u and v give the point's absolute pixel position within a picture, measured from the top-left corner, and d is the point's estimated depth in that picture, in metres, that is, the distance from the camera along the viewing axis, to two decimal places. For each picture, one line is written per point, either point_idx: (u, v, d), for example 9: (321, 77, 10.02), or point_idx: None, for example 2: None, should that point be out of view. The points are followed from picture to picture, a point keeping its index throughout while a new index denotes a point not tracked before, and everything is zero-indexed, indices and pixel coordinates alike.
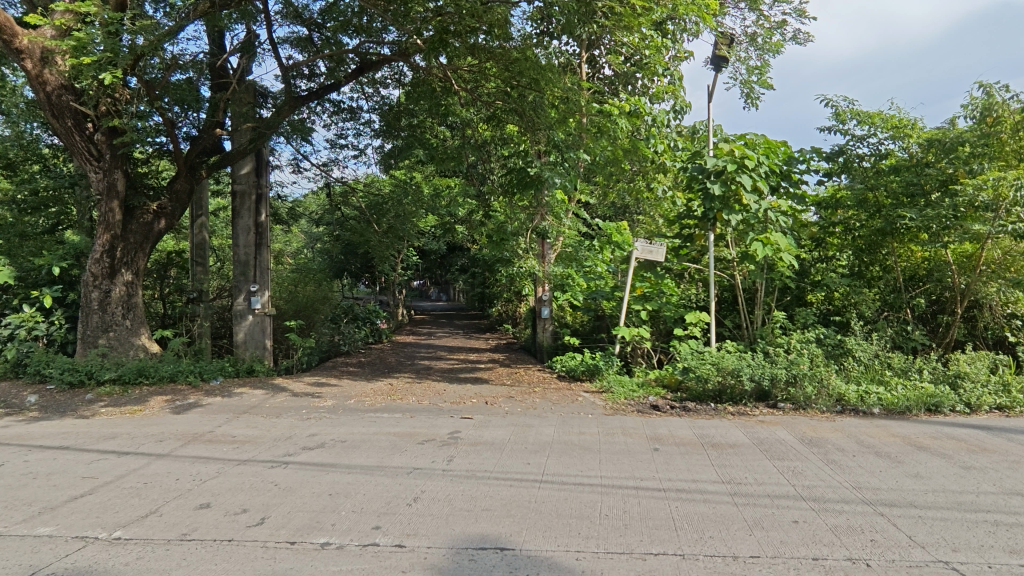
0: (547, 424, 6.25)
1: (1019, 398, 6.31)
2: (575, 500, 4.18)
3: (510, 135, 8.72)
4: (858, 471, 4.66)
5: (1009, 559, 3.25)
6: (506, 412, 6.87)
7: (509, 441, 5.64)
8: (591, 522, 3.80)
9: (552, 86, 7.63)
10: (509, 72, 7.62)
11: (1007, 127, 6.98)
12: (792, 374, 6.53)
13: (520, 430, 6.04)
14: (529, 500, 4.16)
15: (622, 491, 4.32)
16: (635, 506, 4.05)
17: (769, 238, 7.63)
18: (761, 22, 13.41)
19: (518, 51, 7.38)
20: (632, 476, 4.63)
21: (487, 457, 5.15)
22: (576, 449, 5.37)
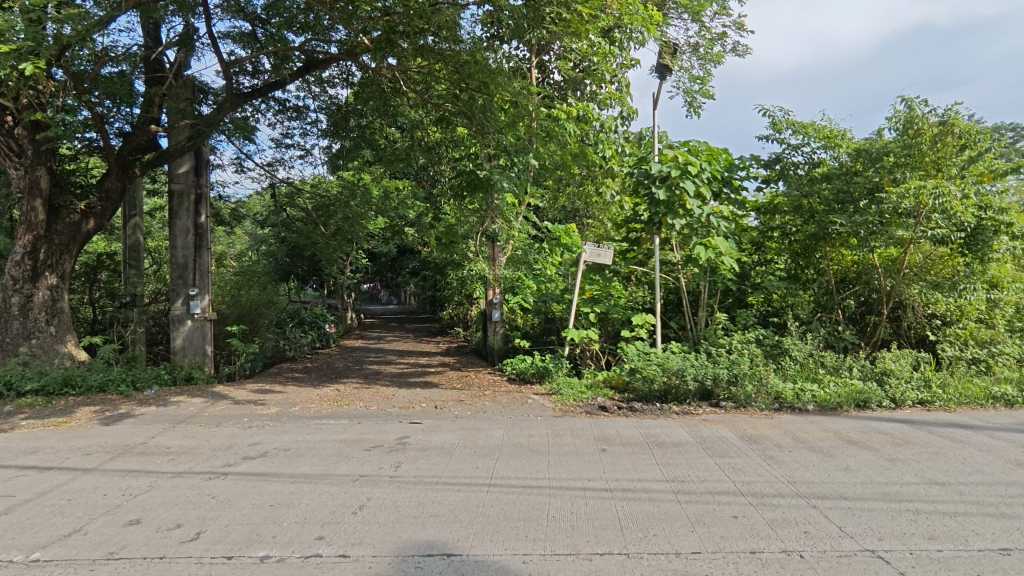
0: (497, 427, 6.22)
1: (939, 393, 6.65)
2: (523, 502, 4.17)
3: (462, 138, 8.68)
4: (794, 466, 4.84)
5: (928, 546, 3.43)
6: (455, 416, 6.80)
7: (458, 446, 5.57)
8: (539, 524, 3.79)
9: (502, 89, 7.47)
10: (458, 75, 7.55)
11: (926, 138, 7.34)
12: (733, 373, 6.77)
13: (470, 434, 5.99)
14: (477, 505, 4.12)
15: (569, 493, 4.33)
16: (582, 506, 4.07)
17: (711, 243, 7.90)
18: (703, 33, 13.82)
19: (468, 54, 7.30)
20: (580, 477, 4.65)
21: (436, 462, 5.07)
22: (526, 451, 5.37)
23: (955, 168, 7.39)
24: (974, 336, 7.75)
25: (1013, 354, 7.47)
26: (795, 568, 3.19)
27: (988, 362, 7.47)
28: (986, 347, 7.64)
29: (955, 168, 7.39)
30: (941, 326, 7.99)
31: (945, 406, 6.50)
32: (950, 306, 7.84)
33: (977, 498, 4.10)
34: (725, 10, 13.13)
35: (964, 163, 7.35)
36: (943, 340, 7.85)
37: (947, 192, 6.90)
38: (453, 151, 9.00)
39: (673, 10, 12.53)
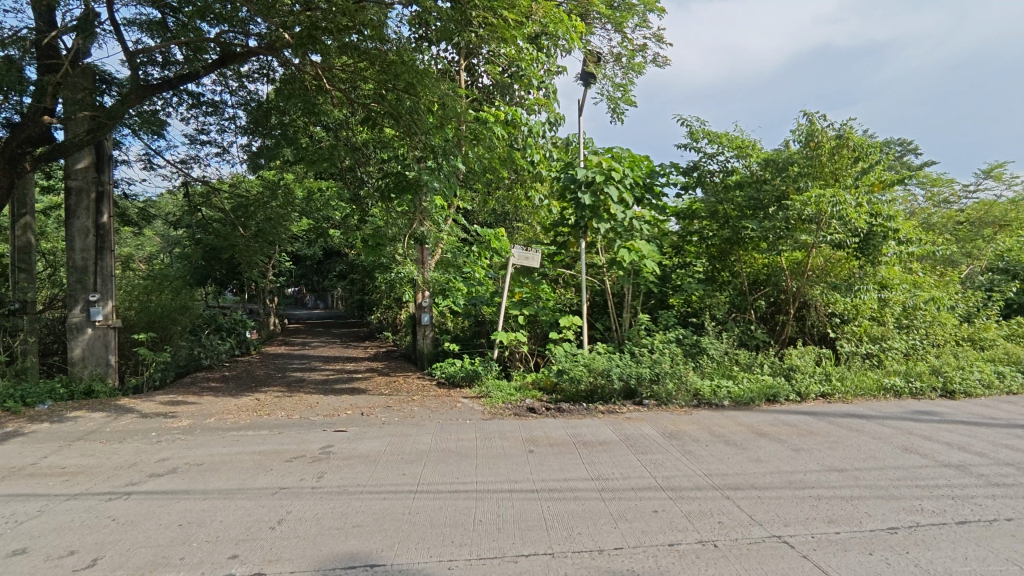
0: (425, 432, 6.12)
1: (838, 385, 7.16)
2: (450, 508, 4.10)
3: (388, 138, 8.33)
4: (710, 459, 5.06)
5: (828, 528, 3.67)
6: (382, 422, 6.63)
7: (384, 453, 5.43)
8: (465, 529, 3.74)
9: (428, 92, 7.38)
10: (382, 75, 7.39)
11: (825, 151, 7.86)
12: (655, 372, 7.03)
13: (397, 440, 5.85)
14: (402, 512, 4.02)
15: (496, 496, 4.32)
16: (508, 509, 4.06)
17: (634, 246, 8.14)
18: (626, 43, 14.25)
19: (394, 54, 7.13)
20: (507, 479, 4.65)
21: (361, 471, 4.91)
22: (454, 456, 5.30)
23: (851, 178, 7.98)
24: (868, 332, 8.38)
25: (900, 348, 8.18)
26: (710, 558, 3.32)
27: (879, 357, 8.14)
28: (878, 343, 8.30)
29: (850, 179, 8.00)
30: (841, 324, 8.58)
31: (844, 398, 7.02)
32: (847, 305, 8.42)
33: (870, 483, 4.43)
34: (646, 23, 13.61)
35: (858, 173, 7.96)
36: (841, 337, 8.46)
37: (843, 201, 7.46)
38: (378, 152, 8.56)
39: (597, 20, 12.85)
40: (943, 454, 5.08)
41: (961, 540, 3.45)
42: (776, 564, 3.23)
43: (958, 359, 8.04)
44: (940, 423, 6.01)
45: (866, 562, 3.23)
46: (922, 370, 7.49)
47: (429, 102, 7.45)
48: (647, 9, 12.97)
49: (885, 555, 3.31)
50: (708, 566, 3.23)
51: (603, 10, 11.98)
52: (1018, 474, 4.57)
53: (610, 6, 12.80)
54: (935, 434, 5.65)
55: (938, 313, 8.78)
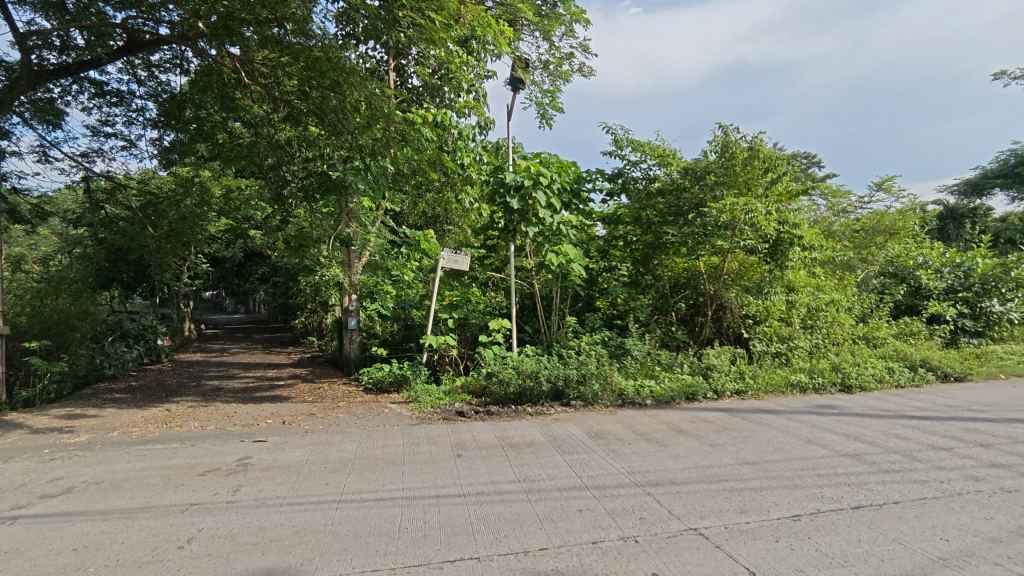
0: (350, 440, 5.93)
1: (750, 383, 7.59)
2: (375, 516, 4.00)
3: (314, 137, 8.01)
4: (632, 457, 5.22)
5: (740, 519, 3.87)
6: (305, 431, 6.38)
7: (306, 462, 5.22)
8: (390, 538, 3.66)
9: (355, 90, 7.09)
10: (306, 72, 7.14)
11: (739, 161, 8.25)
12: (582, 373, 7.19)
13: (321, 448, 5.64)
14: (324, 523, 3.88)
15: (423, 502, 4.25)
16: (435, 515, 4.00)
17: (561, 250, 8.28)
18: (553, 51, 14.49)
19: (320, 50, 6.82)
20: (434, 484, 4.60)
21: (281, 482, 4.70)
22: (380, 463, 5.17)
23: (762, 187, 8.41)
24: (777, 333, 8.91)
25: (805, 347, 8.75)
26: (630, 553, 3.42)
27: (786, 355, 8.67)
28: (786, 343, 8.85)
29: (761, 189, 8.41)
30: (753, 324, 9.11)
31: (756, 395, 7.44)
32: (759, 307, 8.92)
33: (778, 474, 4.72)
34: (572, 33, 13.89)
35: (768, 183, 8.39)
36: (753, 337, 8.95)
37: (755, 209, 7.88)
38: (303, 150, 8.20)
39: (526, 28, 12.97)
40: (841, 445, 5.49)
41: (855, 524, 3.74)
42: (691, 556, 3.37)
43: (855, 356, 8.73)
44: (839, 416, 6.50)
45: (773, 549, 3.42)
46: (823, 367, 8.07)
47: (355, 101, 7.24)
48: (573, 19, 13.23)
49: (789, 541, 3.52)
50: (628, 561, 3.32)
51: (531, 17, 12.11)
52: (903, 460, 5.01)
53: (538, 13, 12.96)
54: (834, 426, 6.10)
55: (838, 314, 9.49)
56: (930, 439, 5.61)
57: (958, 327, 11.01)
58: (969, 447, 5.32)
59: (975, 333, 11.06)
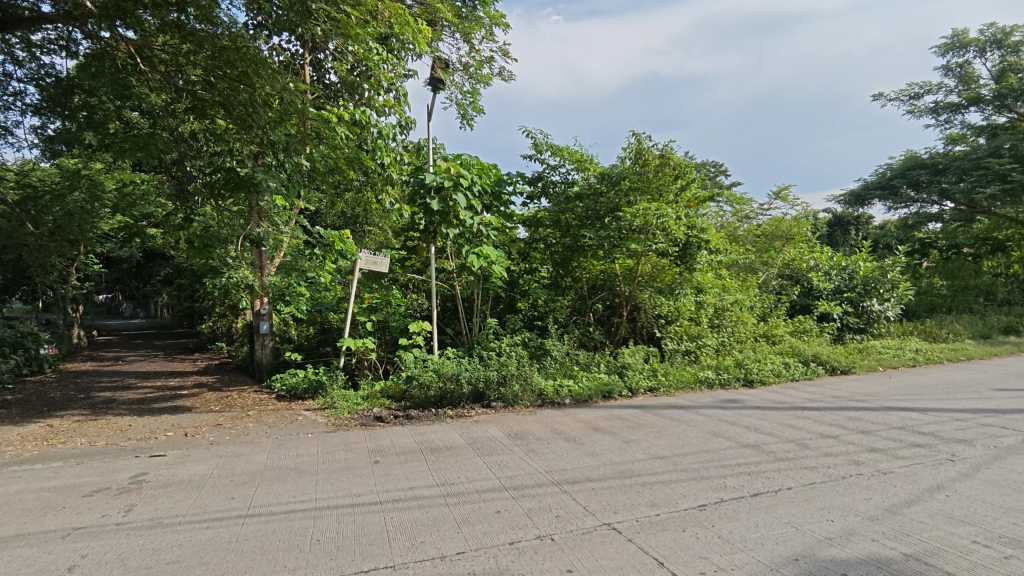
0: (259, 451, 5.61)
1: (663, 380, 7.92)
2: (284, 529, 3.80)
3: (221, 130, 7.41)
4: (550, 456, 5.28)
5: (651, 512, 4.01)
6: (210, 442, 5.97)
7: (210, 476, 4.88)
8: (299, 552, 3.48)
9: (263, 80, 6.54)
10: (210, 61, 6.59)
11: (652, 168, 8.58)
12: (502, 375, 7.21)
13: (227, 461, 5.30)
14: (228, 541, 3.63)
15: (336, 512, 4.08)
16: (349, 524, 3.86)
17: (482, 252, 8.28)
18: (473, 54, 14.44)
19: (227, 38, 6.33)
20: (349, 493, 4.43)
21: (179, 499, 4.35)
22: (292, 473, 4.93)
23: (672, 194, 8.83)
24: (687, 332, 9.36)
25: (712, 345, 9.23)
26: (546, 551, 3.45)
27: (695, 352, 9.10)
28: (695, 341, 9.30)
29: (672, 195, 8.84)
30: (665, 324, 9.52)
31: (667, 391, 7.76)
32: (670, 307, 9.34)
33: (686, 466, 4.94)
34: (492, 37, 13.90)
35: (678, 190, 8.82)
36: (665, 336, 9.33)
37: (666, 214, 8.24)
38: (209, 145, 7.63)
39: (446, 29, 12.84)
40: (744, 436, 5.83)
41: (753, 510, 3.97)
42: (605, 550, 3.44)
43: (755, 353, 9.33)
44: (742, 409, 6.91)
45: (680, 538, 3.57)
46: (729, 365, 8.57)
47: (265, 95, 6.70)
48: (493, 23, 13.24)
49: (695, 530, 3.68)
50: (544, 560, 3.34)
51: (451, 18, 11.98)
52: (796, 448, 5.39)
53: (458, 15, 12.85)
54: (738, 419, 6.47)
55: (741, 313, 10.12)
56: (820, 428, 6.08)
57: (843, 324, 12.03)
58: (852, 434, 5.82)
59: (858, 329, 12.14)
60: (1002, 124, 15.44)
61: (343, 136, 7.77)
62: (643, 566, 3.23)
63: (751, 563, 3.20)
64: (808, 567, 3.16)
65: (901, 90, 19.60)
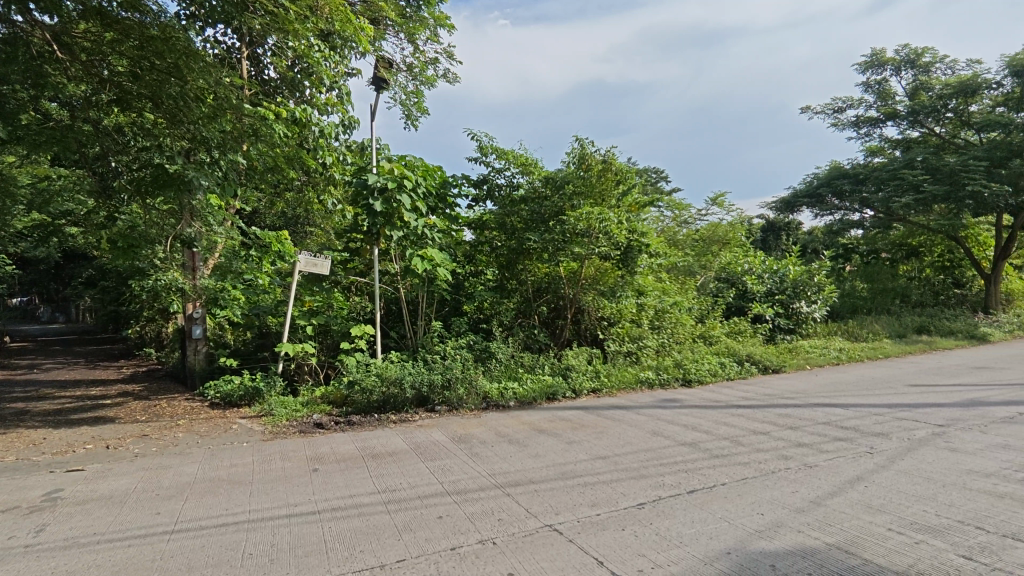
0: (189, 462, 5.32)
1: (605, 381, 8.06)
2: (215, 544, 3.60)
3: (150, 124, 6.87)
4: (493, 459, 5.26)
5: (592, 512, 4.05)
6: (134, 455, 5.61)
7: (134, 491, 4.58)
8: (230, 567, 3.31)
9: (197, 76, 6.16)
10: (138, 51, 6.11)
11: (594, 173, 8.73)
12: (447, 379, 7.13)
13: (153, 474, 4.99)
14: (151, 559, 3.41)
15: (271, 523, 3.91)
16: (285, 536, 3.71)
17: (427, 255, 8.18)
18: (418, 55, 14.26)
19: (156, 29, 5.91)
20: (285, 503, 4.26)
21: (98, 516, 4.06)
22: (224, 484, 4.69)
23: (615, 199, 9.00)
24: (629, 333, 9.57)
25: (653, 346, 9.48)
26: (488, 556, 3.42)
27: (636, 354, 9.32)
28: (636, 342, 9.52)
29: (614, 200, 9.00)
30: (607, 326, 9.69)
31: (609, 392, 7.89)
32: (612, 309, 9.55)
33: (626, 466, 5.03)
34: (437, 38, 13.77)
35: (620, 195, 9.00)
36: (608, 337, 9.50)
37: (608, 218, 8.39)
38: (137, 139, 7.04)
39: (389, 29, 12.61)
40: (682, 435, 5.99)
41: (689, 507, 4.08)
42: (546, 552, 3.45)
43: (693, 353, 9.64)
44: (680, 408, 7.12)
45: (620, 537, 3.62)
46: (668, 365, 8.81)
47: (198, 89, 6.27)
48: (438, 24, 13.12)
49: (633, 528, 3.74)
50: (485, 564, 3.31)
51: (396, 18, 11.80)
52: (730, 445, 5.59)
53: (403, 15, 12.66)
54: (676, 418, 6.66)
55: (679, 315, 10.43)
56: (752, 425, 6.33)
57: (775, 325, 12.62)
58: (781, 430, 6.09)
59: (788, 330, 12.74)
60: (915, 139, 16.60)
61: (282, 133, 7.47)
62: (582, 566, 3.26)
63: (686, 559, 3.28)
64: (739, 559, 3.26)
65: (826, 104, 20.71)
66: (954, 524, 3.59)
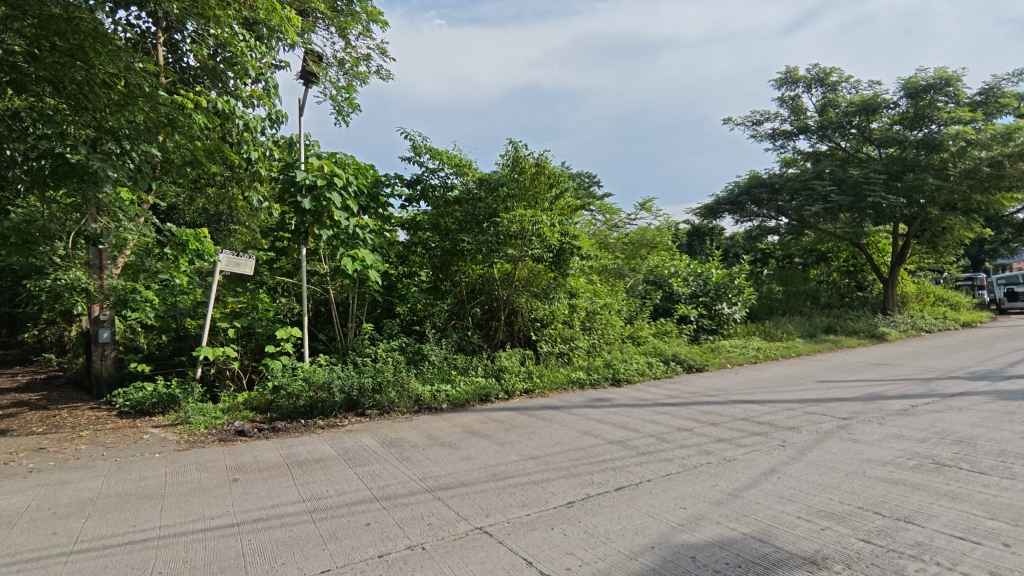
0: (93, 476, 4.92)
1: (538, 382, 8.13)
2: (119, 564, 3.34)
3: (51, 110, 6.23)
4: (425, 463, 5.18)
5: (522, 512, 4.06)
6: (28, 470, 5.12)
7: (26, 510, 4.18)
8: None
9: (105, 61, 5.68)
10: (36, 30, 5.46)
11: (527, 175, 8.83)
12: (377, 382, 6.96)
13: (49, 490, 4.57)
14: None
15: (185, 539, 3.67)
16: (200, 552, 3.48)
17: (357, 255, 7.93)
18: (350, 51, 13.90)
19: (58, 7, 5.29)
20: (201, 516, 4.01)
21: None
22: (132, 499, 4.37)
23: (548, 202, 9.10)
24: (561, 334, 9.70)
25: (584, 346, 9.68)
26: (416, 561, 3.35)
27: (568, 355, 9.49)
28: (568, 343, 9.70)
29: (547, 203, 9.11)
30: (540, 327, 9.78)
31: (542, 393, 7.98)
32: (545, 311, 9.65)
33: (557, 465, 5.07)
34: (370, 34, 13.44)
35: (553, 199, 9.12)
36: (541, 339, 9.59)
37: (541, 221, 8.47)
38: (36, 126, 6.40)
39: (319, 22, 12.21)
40: (610, 433, 6.12)
41: (616, 504, 4.17)
42: (475, 555, 3.42)
43: (622, 353, 9.91)
44: (609, 407, 7.29)
45: (549, 537, 3.64)
46: (599, 365, 9.01)
47: (107, 75, 5.82)
48: (370, 20, 12.81)
49: (562, 528, 3.78)
50: (413, 571, 3.24)
51: (326, 11, 11.42)
52: (656, 442, 5.77)
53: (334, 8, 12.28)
54: (606, 417, 6.79)
55: (610, 316, 10.69)
56: (676, 422, 6.56)
57: (699, 326, 13.19)
58: (704, 426, 6.35)
59: (711, 330, 13.34)
60: (824, 152, 17.84)
61: (203, 125, 7.01)
62: (511, 567, 3.26)
63: (612, 555, 3.35)
64: (662, 553, 3.36)
65: (746, 116, 21.86)
66: (855, 510, 3.86)
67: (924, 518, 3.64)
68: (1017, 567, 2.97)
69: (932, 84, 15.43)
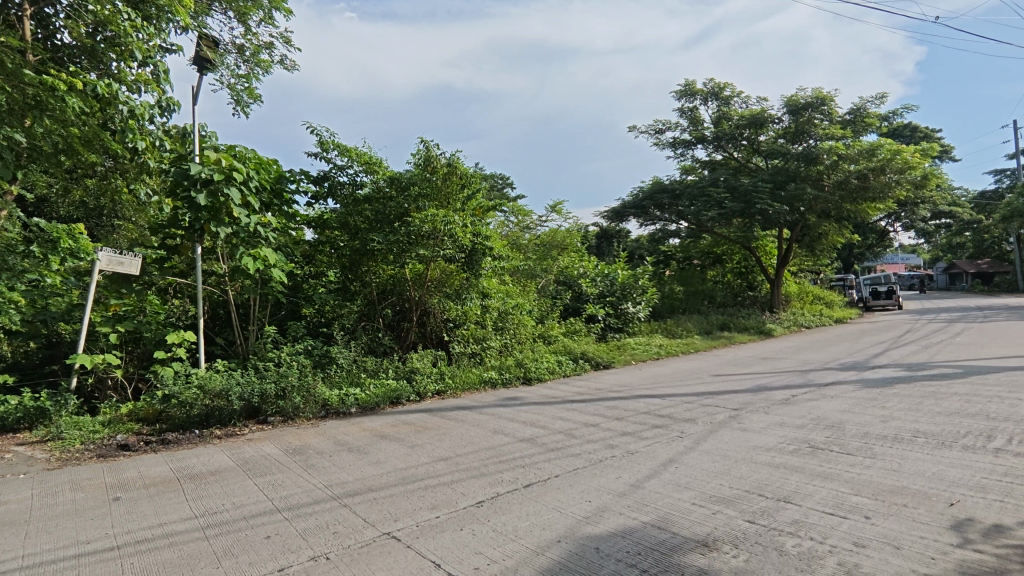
0: None
1: (449, 383, 8.09)
2: None
3: None
4: (331, 470, 5.00)
5: (431, 515, 4.02)
6: None
7: None
8: None
9: None
10: None
11: (439, 175, 8.78)
12: (281, 387, 6.63)
13: None
14: None
15: (53, 568, 3.30)
16: None
17: (258, 254, 7.45)
18: (250, 37, 13.11)
19: None
20: (73, 542, 3.63)
21: None
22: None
23: (459, 202, 9.08)
24: (473, 334, 9.71)
25: (496, 346, 9.77)
26: (320, 572, 3.23)
27: (480, 355, 9.53)
28: (480, 343, 9.73)
29: (458, 203, 9.08)
30: (453, 327, 9.74)
31: (454, 394, 7.96)
32: (457, 311, 9.60)
33: (467, 465, 5.08)
34: (272, 21, 12.77)
35: (464, 200, 9.11)
36: (453, 339, 9.56)
37: (453, 221, 8.44)
38: None
39: (214, 4, 11.41)
40: (521, 431, 6.22)
41: (525, 500, 4.25)
42: (382, 561, 3.35)
43: (533, 352, 10.09)
44: (521, 406, 7.40)
45: (458, 538, 3.64)
46: (510, 365, 9.12)
47: None
48: (273, 7, 12.16)
49: (471, 527, 3.79)
50: None
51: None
52: (564, 438, 5.94)
53: None
54: (517, 415, 6.89)
55: (521, 316, 10.85)
56: (584, 418, 6.78)
57: (606, 325, 13.69)
58: (610, 421, 6.61)
59: (617, 328, 13.89)
60: (719, 161, 19.09)
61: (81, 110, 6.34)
62: (419, 571, 3.22)
63: (519, 552, 3.40)
64: (568, 547, 3.45)
65: (650, 125, 22.94)
66: (743, 494, 4.17)
67: (801, 497, 4.00)
68: (875, 537, 3.33)
69: (810, 103, 16.94)
